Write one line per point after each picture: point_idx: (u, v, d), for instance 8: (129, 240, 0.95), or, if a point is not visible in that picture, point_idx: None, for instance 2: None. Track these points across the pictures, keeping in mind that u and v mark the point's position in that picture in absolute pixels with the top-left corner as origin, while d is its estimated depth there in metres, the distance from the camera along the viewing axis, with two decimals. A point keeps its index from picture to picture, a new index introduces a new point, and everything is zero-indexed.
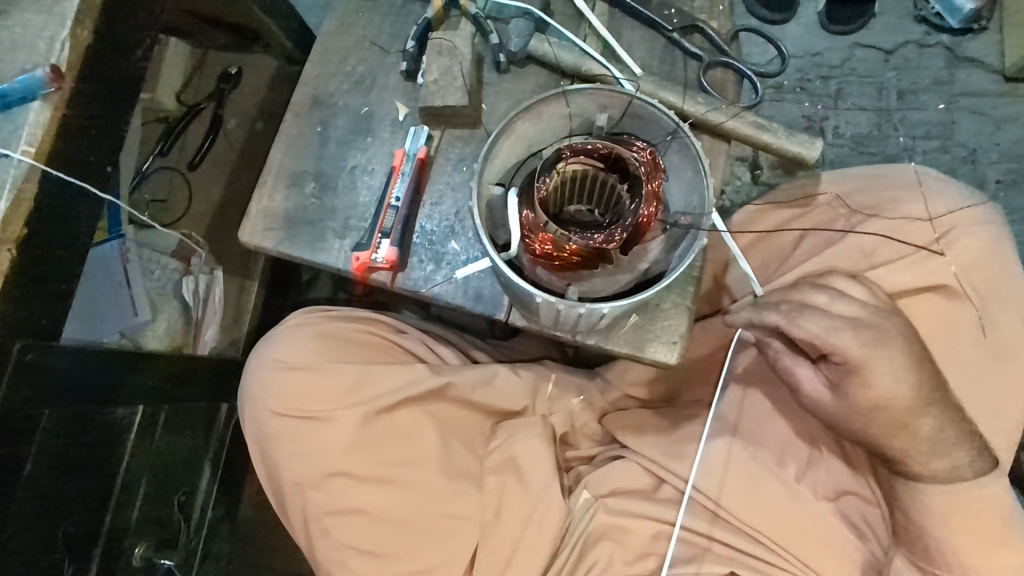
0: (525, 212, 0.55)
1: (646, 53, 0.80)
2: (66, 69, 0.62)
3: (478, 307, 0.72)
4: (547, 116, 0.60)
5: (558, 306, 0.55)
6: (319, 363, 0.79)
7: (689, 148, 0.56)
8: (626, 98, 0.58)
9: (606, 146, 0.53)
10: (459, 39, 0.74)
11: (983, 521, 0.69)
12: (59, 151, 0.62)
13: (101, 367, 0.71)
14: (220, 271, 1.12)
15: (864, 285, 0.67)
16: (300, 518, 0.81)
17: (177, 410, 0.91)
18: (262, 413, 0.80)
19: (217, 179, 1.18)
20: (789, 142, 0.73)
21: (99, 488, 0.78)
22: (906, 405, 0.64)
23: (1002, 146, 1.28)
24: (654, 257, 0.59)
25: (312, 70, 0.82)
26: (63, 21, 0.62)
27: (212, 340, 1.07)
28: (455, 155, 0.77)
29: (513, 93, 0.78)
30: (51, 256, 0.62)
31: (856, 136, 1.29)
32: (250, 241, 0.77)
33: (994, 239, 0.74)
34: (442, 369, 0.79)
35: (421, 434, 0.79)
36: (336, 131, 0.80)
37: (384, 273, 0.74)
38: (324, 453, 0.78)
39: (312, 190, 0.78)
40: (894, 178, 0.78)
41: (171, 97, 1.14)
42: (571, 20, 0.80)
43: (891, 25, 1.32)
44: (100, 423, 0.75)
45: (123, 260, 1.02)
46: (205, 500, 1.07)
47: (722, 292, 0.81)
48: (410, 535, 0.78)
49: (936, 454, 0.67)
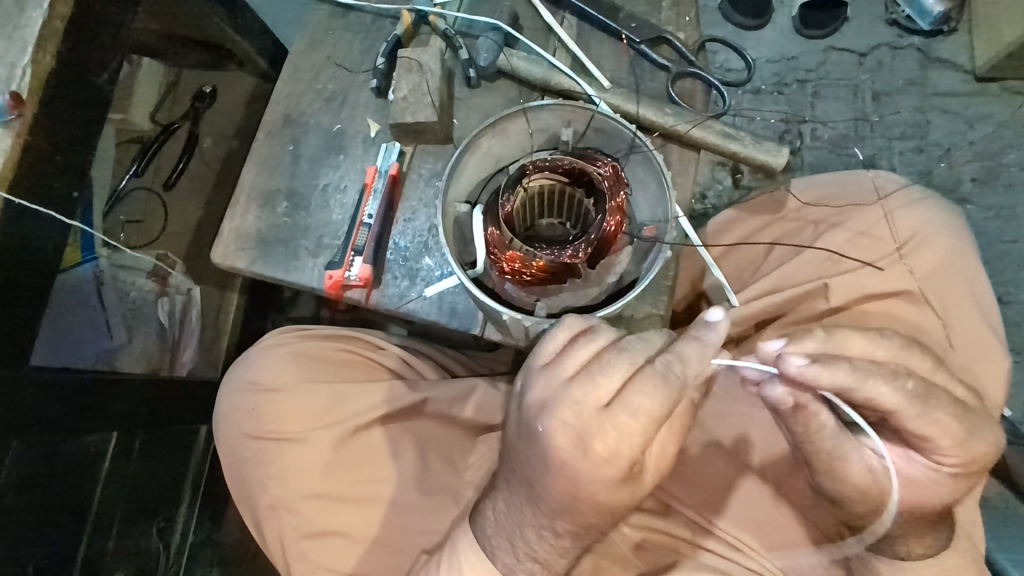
0: (490, 229, 0.55)
1: (614, 65, 0.80)
2: (26, 94, 0.60)
3: (453, 322, 0.72)
4: (511, 132, 0.60)
5: (523, 322, 0.57)
6: (295, 383, 0.78)
7: (651, 160, 0.57)
8: (589, 113, 0.59)
9: (569, 162, 0.53)
10: (427, 56, 0.75)
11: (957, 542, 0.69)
12: (21, 177, 0.60)
13: (73, 394, 0.70)
14: (197, 291, 1.12)
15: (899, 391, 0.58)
16: (276, 543, 0.79)
17: (155, 435, 0.90)
18: (238, 436, 0.79)
19: (197, 201, 1.19)
20: (757, 150, 0.75)
21: (72, 518, 0.77)
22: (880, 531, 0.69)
23: (975, 145, 1.31)
24: (623, 269, 0.59)
25: (283, 88, 0.82)
26: (24, 46, 0.61)
27: (189, 361, 1.07)
28: (428, 171, 0.77)
29: (484, 107, 0.78)
30: (15, 285, 0.61)
31: (833, 138, 1.31)
32: (223, 262, 0.77)
33: (964, 248, 0.76)
34: (418, 385, 0.79)
35: (398, 451, 0.78)
36: (308, 149, 0.80)
37: (358, 291, 0.73)
38: (301, 475, 0.77)
39: (285, 209, 0.78)
40: (862, 185, 0.80)
41: (145, 117, 1.12)
42: (540, 34, 0.81)
43: (863, 28, 1.34)
44: (72, 452, 0.74)
45: (96, 283, 0.98)
46: (187, 524, 1.04)
47: (699, 299, 0.80)
48: (388, 555, 0.77)
49: (933, 535, 0.68)
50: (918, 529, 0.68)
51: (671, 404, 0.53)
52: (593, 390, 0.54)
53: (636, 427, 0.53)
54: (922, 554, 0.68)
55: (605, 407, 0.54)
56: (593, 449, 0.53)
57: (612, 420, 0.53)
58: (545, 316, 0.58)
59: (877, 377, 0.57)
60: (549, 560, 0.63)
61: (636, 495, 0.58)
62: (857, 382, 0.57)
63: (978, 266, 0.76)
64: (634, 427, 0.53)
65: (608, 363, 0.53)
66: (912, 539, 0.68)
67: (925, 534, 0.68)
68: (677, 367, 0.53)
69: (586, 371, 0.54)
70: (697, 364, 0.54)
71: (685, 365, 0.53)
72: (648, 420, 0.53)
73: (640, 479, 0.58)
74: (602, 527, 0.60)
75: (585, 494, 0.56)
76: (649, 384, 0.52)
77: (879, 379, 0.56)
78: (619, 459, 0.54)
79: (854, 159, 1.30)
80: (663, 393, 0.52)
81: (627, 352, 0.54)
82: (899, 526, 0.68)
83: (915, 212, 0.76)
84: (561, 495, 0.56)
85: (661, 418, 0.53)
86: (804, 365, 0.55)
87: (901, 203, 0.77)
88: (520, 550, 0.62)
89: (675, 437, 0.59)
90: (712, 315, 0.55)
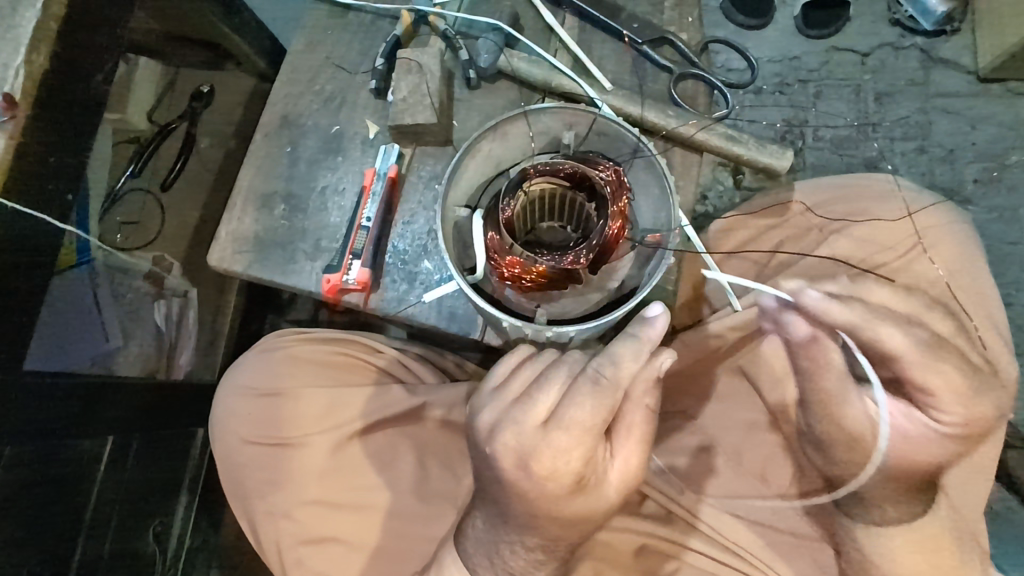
0: (490, 234, 0.54)
1: (616, 66, 0.79)
2: (20, 96, 0.59)
3: (453, 326, 0.71)
4: (512, 135, 0.59)
5: (524, 329, 0.55)
6: (290, 388, 0.77)
7: (655, 165, 0.56)
8: (592, 116, 0.58)
9: (570, 166, 0.52)
10: (427, 57, 0.74)
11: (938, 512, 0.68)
12: (14, 180, 0.59)
13: (68, 399, 0.70)
14: (194, 292, 1.12)
15: (908, 335, 0.57)
16: (273, 549, 0.78)
17: (151, 440, 0.89)
18: (234, 441, 0.78)
19: (194, 200, 1.18)
20: (761, 153, 0.75)
21: (66, 525, 0.76)
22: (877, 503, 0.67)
23: (978, 146, 1.30)
24: (625, 275, 0.58)
25: (281, 90, 0.81)
26: (18, 47, 0.60)
27: (186, 364, 1.06)
28: (427, 173, 0.76)
29: (484, 109, 0.77)
30: (8, 289, 0.60)
31: (835, 139, 1.30)
32: (219, 265, 0.76)
33: (971, 252, 0.77)
34: (416, 390, 0.78)
35: (396, 456, 0.78)
36: (306, 150, 0.79)
37: (356, 295, 0.72)
38: (297, 481, 0.76)
39: (282, 211, 0.77)
40: (869, 188, 0.79)
41: (143, 117, 1.10)
42: (541, 34, 0.80)
43: (866, 28, 1.33)
44: (67, 457, 0.73)
45: (93, 285, 0.96)
46: (183, 528, 1.04)
47: (700, 303, 0.77)
48: (385, 562, 0.76)
49: (913, 503, 0.67)
50: (899, 493, 0.67)
51: (605, 413, 0.54)
52: (532, 408, 0.55)
53: (575, 438, 0.54)
54: (898, 519, 0.67)
55: (545, 425, 0.55)
56: (534, 467, 0.55)
57: (549, 436, 0.54)
58: (546, 322, 0.56)
59: (889, 320, 0.56)
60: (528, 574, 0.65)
61: (600, 507, 0.59)
62: (867, 322, 0.56)
63: (984, 269, 0.77)
64: (573, 441, 0.54)
65: (543, 380, 0.56)
66: (886, 503, 0.67)
67: (905, 502, 0.67)
68: (609, 370, 0.54)
69: (525, 391, 0.56)
70: (632, 363, 0.54)
71: (617, 367, 0.53)
72: (583, 434, 0.54)
73: (599, 491, 0.58)
74: (572, 539, 0.62)
75: (543, 508, 0.58)
76: (581, 395, 0.54)
77: (890, 321, 0.56)
78: (563, 474, 0.55)
79: (856, 160, 1.29)
80: (593, 403, 0.53)
81: (563, 367, 0.56)
82: (878, 486, 0.67)
83: (924, 217, 0.77)
84: (522, 513, 0.59)
85: (597, 427, 0.54)
86: (815, 299, 0.56)
87: (910, 207, 0.77)
88: (498, 566, 0.64)
89: (636, 448, 0.59)
90: (652, 313, 0.55)
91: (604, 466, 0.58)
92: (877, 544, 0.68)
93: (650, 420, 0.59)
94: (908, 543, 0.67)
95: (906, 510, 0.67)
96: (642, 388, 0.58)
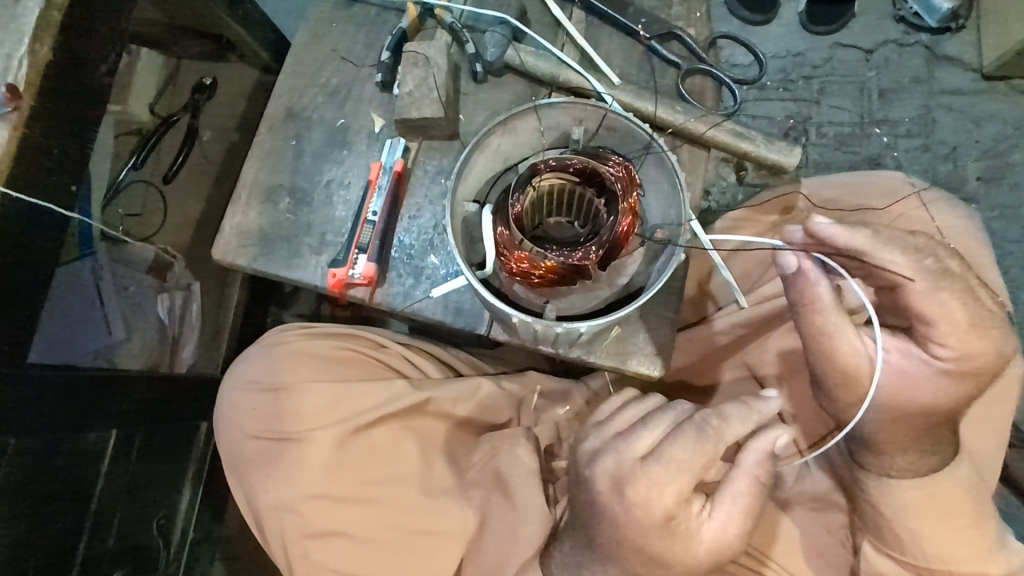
0: (500, 229, 0.54)
1: (624, 61, 0.79)
2: (25, 87, 0.59)
3: (459, 322, 0.71)
4: (521, 130, 0.59)
5: (534, 325, 0.55)
6: (295, 382, 0.77)
7: (665, 161, 0.55)
8: (602, 111, 0.57)
9: (581, 161, 0.52)
10: (434, 50, 0.73)
11: (962, 468, 0.68)
12: (20, 171, 0.59)
13: (73, 391, 0.69)
14: (197, 285, 1.10)
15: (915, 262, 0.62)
16: (278, 543, 0.78)
17: (154, 433, 0.88)
18: (239, 435, 0.78)
19: (198, 194, 1.17)
20: (768, 150, 0.75)
21: (71, 518, 0.77)
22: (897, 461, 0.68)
23: (981, 143, 1.29)
24: (633, 272, 0.58)
25: (286, 82, 0.80)
26: (21, 38, 0.60)
27: (189, 358, 1.04)
28: (433, 167, 0.76)
29: (491, 103, 0.77)
30: (13, 281, 0.60)
31: (838, 136, 1.29)
32: (224, 259, 0.76)
33: (977, 250, 0.77)
34: (422, 385, 0.78)
35: (400, 451, 0.78)
36: (311, 144, 0.78)
37: (362, 289, 0.72)
38: (301, 475, 0.76)
39: (287, 205, 0.77)
40: (877, 183, 0.80)
41: (144, 108, 1.11)
42: (548, 28, 0.79)
43: (871, 25, 1.32)
44: (72, 449, 0.74)
45: (97, 278, 1.01)
46: (188, 521, 1.04)
47: (705, 299, 0.79)
48: (390, 555, 0.77)
49: (930, 454, 0.67)
50: (918, 441, 0.67)
51: (704, 467, 0.62)
52: (634, 442, 0.64)
53: (672, 481, 0.62)
54: (908, 467, 0.68)
55: (643, 459, 0.64)
56: (629, 491, 0.63)
57: (646, 467, 0.63)
58: (555, 318, 0.56)
59: (894, 246, 0.62)
60: None
61: (686, 560, 0.66)
62: (874, 248, 0.62)
63: (991, 267, 0.77)
64: (666, 480, 0.62)
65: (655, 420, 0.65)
66: (898, 451, 0.68)
67: (922, 452, 0.67)
68: (716, 424, 0.62)
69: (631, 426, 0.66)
70: (738, 426, 0.63)
71: (724, 423, 0.63)
72: (679, 480, 0.62)
73: (686, 542, 0.65)
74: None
75: (629, 537, 0.65)
76: (684, 442, 0.62)
77: (895, 247, 0.61)
78: (652, 511, 0.63)
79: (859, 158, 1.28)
80: (696, 452, 0.62)
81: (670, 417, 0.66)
82: (889, 432, 0.67)
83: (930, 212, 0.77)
84: (612, 539, 0.66)
85: (694, 479, 0.63)
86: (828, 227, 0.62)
87: (916, 202, 0.78)
88: None
89: (736, 517, 0.65)
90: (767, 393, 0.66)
91: (696, 521, 0.66)
92: (889, 496, 0.68)
93: (756, 495, 0.66)
94: (923, 496, 0.67)
95: (921, 459, 0.67)
96: (751, 459, 0.66)
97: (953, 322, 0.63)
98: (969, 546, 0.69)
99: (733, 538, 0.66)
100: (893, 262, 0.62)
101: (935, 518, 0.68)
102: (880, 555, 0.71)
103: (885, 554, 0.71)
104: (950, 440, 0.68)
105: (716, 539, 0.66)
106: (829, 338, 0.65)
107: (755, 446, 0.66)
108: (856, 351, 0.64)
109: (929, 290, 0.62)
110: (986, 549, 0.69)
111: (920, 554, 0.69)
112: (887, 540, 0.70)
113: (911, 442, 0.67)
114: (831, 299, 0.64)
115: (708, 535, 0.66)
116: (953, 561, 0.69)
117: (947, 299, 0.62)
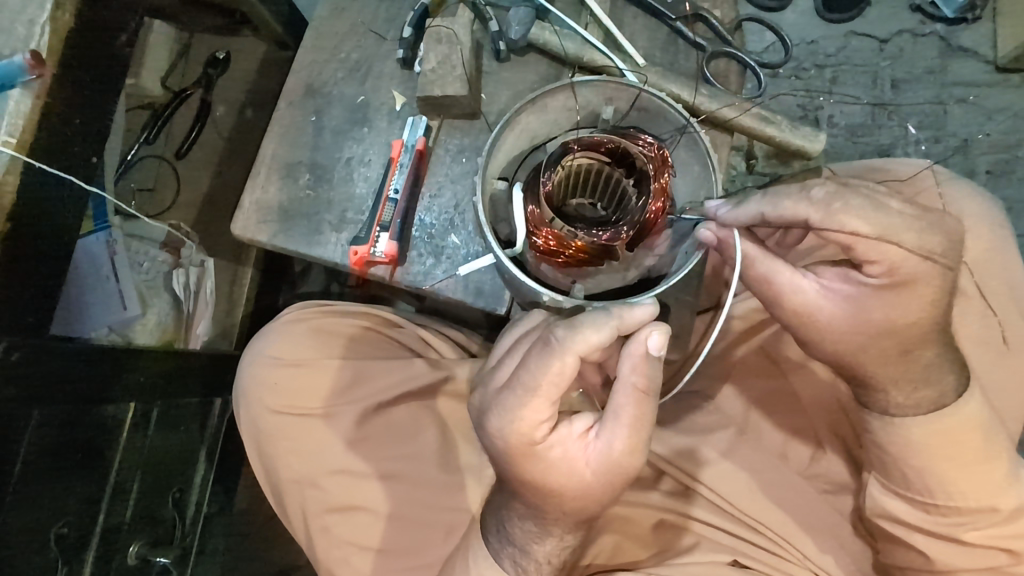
0: (530, 208, 0.54)
1: (648, 42, 0.78)
2: (46, 55, 0.58)
3: (479, 301, 0.72)
4: (552, 108, 0.58)
5: (563, 304, 0.55)
6: (319, 360, 0.78)
7: (698, 143, 0.55)
8: (634, 91, 0.57)
9: (612, 140, 0.52)
10: (459, 27, 0.71)
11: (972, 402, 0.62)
12: (42, 141, 0.58)
13: (93, 364, 0.70)
14: (211, 263, 1.10)
15: (807, 200, 0.54)
16: (298, 517, 0.79)
17: (170, 407, 0.89)
18: (259, 412, 0.79)
19: (208, 169, 1.16)
20: (793, 135, 0.77)
21: (90, 489, 0.77)
22: (914, 440, 0.63)
23: (993, 136, 1.29)
24: (660, 254, 0.58)
25: (306, 57, 0.79)
26: (43, 3, 0.58)
27: (203, 334, 1.05)
28: (455, 146, 0.75)
29: (513, 84, 0.76)
30: (36, 251, 0.59)
31: (850, 126, 1.28)
32: (243, 234, 0.76)
33: (1004, 242, 0.76)
34: (441, 364, 0.79)
35: (420, 429, 0.79)
36: (332, 120, 0.78)
37: (383, 267, 0.72)
38: (328, 450, 0.77)
39: (308, 181, 0.76)
40: (901, 171, 0.79)
41: (156, 83, 1.10)
42: (572, 8, 0.77)
43: (887, 13, 1.31)
44: (91, 421, 0.74)
45: (111, 253, 0.99)
46: (200, 495, 1.05)
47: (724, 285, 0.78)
48: (410, 531, 0.77)
49: (929, 383, 0.62)
50: (906, 372, 0.61)
51: (562, 383, 0.52)
52: (499, 372, 0.58)
53: (528, 407, 0.53)
54: (907, 403, 0.62)
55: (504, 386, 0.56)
56: (485, 423, 0.56)
57: (501, 395, 0.55)
58: (583, 297, 0.56)
59: (783, 195, 0.55)
60: (528, 546, 0.63)
61: (574, 488, 0.57)
62: (770, 205, 0.55)
63: (1017, 259, 0.76)
64: (520, 404, 0.53)
65: (519, 353, 0.57)
66: (894, 387, 0.62)
67: (918, 384, 0.61)
68: (560, 334, 0.50)
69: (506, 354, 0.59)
70: (592, 335, 0.49)
71: (575, 334, 0.49)
72: (537, 405, 0.53)
73: (566, 469, 0.56)
74: (557, 514, 0.60)
75: (516, 474, 0.58)
76: (533, 358, 0.52)
77: (786, 199, 0.54)
78: (510, 436, 0.55)
79: (870, 148, 1.27)
80: (545, 369, 0.51)
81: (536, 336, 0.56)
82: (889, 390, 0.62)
83: (925, 194, 0.76)
84: (504, 475, 0.59)
85: (551, 397, 0.52)
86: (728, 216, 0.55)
87: (899, 181, 0.78)
88: (504, 534, 0.65)
89: (622, 432, 0.54)
90: (639, 301, 0.51)
91: (565, 439, 0.56)
92: (912, 461, 0.64)
93: (642, 406, 0.53)
94: (929, 431, 0.62)
95: (918, 392, 0.62)
96: (626, 367, 0.52)
97: (861, 235, 0.54)
98: (977, 482, 0.64)
99: (623, 458, 0.55)
100: (787, 212, 0.55)
101: (952, 453, 0.63)
102: (888, 498, 0.67)
103: (897, 493, 0.67)
104: (953, 369, 0.62)
105: (602, 461, 0.55)
106: (769, 283, 0.60)
107: (626, 352, 0.52)
108: (798, 288, 0.59)
109: (826, 216, 0.54)
110: (996, 483, 0.64)
111: (933, 495, 0.65)
112: (898, 480, 0.66)
113: (918, 384, 0.61)
114: (758, 248, 0.59)
115: (596, 458, 0.56)
116: (963, 496, 0.64)
117: (846, 215, 0.54)
